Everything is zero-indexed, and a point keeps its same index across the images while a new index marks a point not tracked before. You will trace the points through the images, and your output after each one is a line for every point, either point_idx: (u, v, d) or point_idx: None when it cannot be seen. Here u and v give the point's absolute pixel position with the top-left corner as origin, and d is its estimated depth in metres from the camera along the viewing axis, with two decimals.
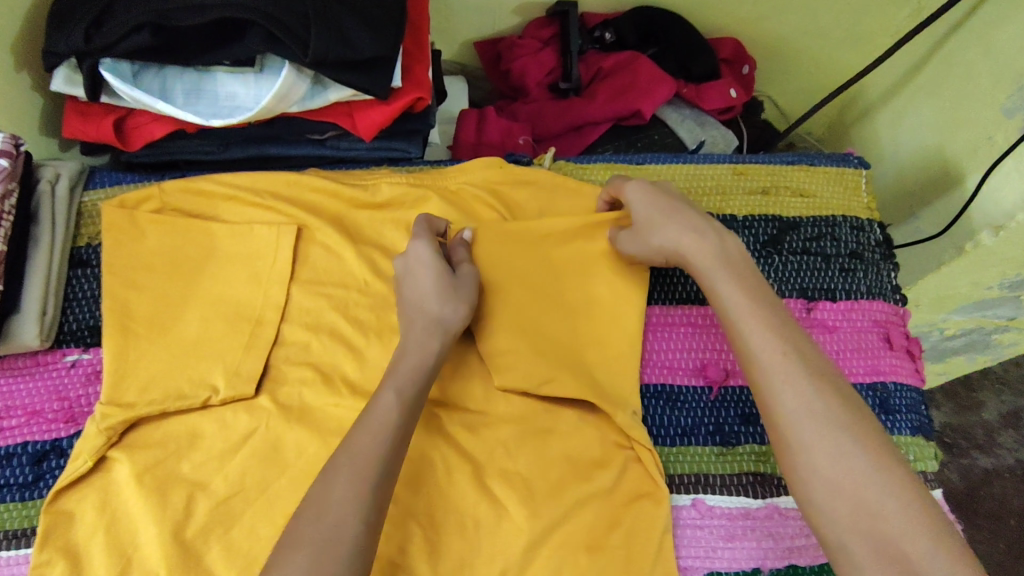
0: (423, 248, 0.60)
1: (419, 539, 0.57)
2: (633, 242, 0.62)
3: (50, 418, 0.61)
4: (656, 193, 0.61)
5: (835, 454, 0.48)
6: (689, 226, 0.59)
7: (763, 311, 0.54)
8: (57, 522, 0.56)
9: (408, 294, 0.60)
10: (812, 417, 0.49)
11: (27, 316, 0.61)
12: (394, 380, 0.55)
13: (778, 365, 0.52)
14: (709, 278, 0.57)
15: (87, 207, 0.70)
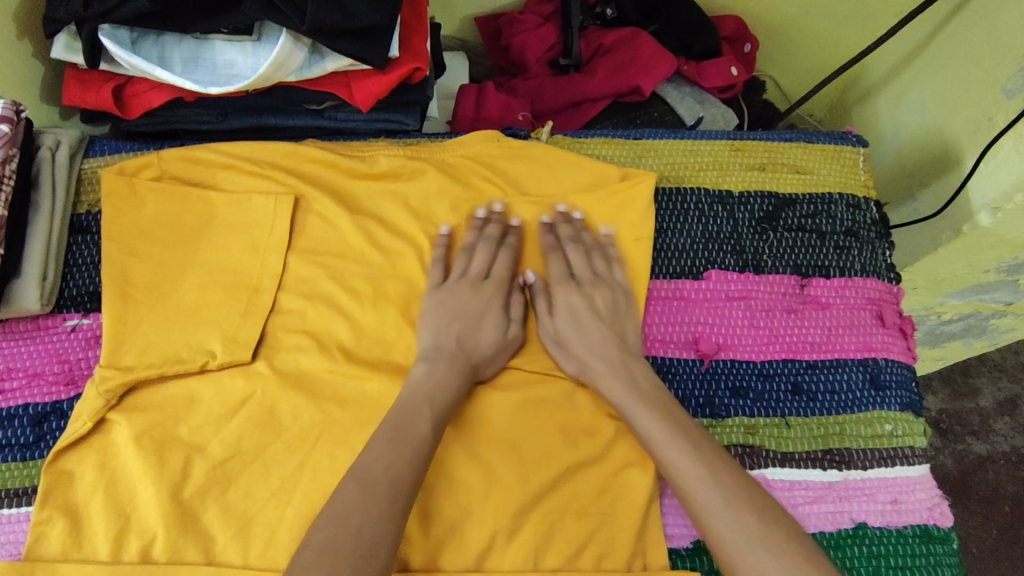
0: (496, 296, 0.66)
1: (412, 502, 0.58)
2: (553, 349, 0.64)
3: (51, 380, 0.62)
4: (571, 312, 0.65)
5: (757, 556, 0.47)
6: (597, 355, 0.62)
7: (676, 434, 0.55)
8: (58, 480, 0.58)
9: (462, 325, 0.64)
10: (738, 536, 0.49)
11: (28, 279, 0.62)
12: (436, 400, 0.58)
13: (695, 486, 0.52)
14: (624, 405, 0.59)
15: (87, 174, 0.70)
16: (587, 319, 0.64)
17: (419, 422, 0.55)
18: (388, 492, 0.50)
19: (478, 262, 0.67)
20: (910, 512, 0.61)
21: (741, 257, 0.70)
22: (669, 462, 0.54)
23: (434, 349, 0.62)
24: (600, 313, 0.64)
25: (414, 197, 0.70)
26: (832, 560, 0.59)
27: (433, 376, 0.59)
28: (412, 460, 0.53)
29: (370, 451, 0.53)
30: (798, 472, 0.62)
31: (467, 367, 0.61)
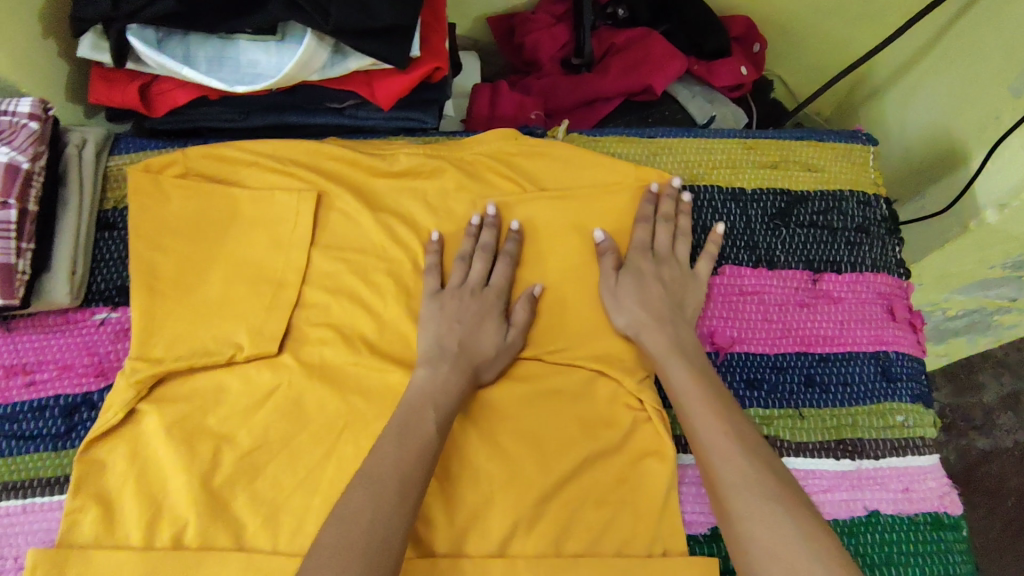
0: (495, 301, 0.66)
1: (436, 491, 0.60)
2: (610, 301, 0.66)
3: (82, 372, 0.63)
4: (633, 272, 0.67)
5: (761, 506, 0.50)
6: (652, 313, 0.64)
7: (707, 392, 0.58)
8: (90, 469, 0.59)
9: (463, 329, 0.64)
10: (747, 484, 0.52)
11: (58, 274, 0.63)
12: (440, 400, 0.58)
13: (712, 437, 0.55)
14: (663, 360, 0.62)
15: (113, 171, 0.71)
16: (650, 283, 0.66)
17: (425, 424, 0.56)
18: (400, 488, 0.51)
19: (475, 269, 0.67)
20: (921, 500, 0.63)
21: (755, 253, 0.71)
22: (692, 411, 0.58)
23: (432, 354, 0.62)
24: (663, 277, 0.67)
25: (434, 194, 0.71)
26: (845, 547, 0.61)
27: (435, 379, 0.60)
28: (418, 460, 0.53)
29: (376, 451, 0.54)
30: (812, 462, 0.63)
31: (470, 371, 0.62)
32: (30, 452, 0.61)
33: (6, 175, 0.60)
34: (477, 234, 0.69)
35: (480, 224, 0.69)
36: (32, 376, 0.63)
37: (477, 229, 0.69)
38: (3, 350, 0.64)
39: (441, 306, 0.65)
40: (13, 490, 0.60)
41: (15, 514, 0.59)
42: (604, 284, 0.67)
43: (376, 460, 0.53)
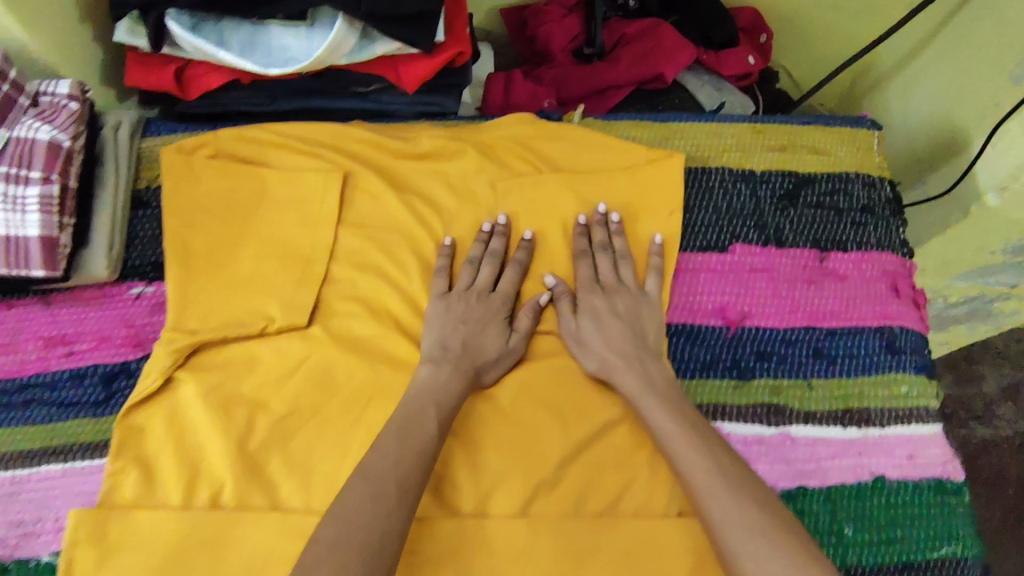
0: (501, 307, 0.68)
1: (461, 455, 0.63)
2: (575, 343, 0.67)
3: (119, 343, 0.66)
4: (591, 310, 0.68)
5: (750, 539, 0.52)
6: (617, 351, 0.65)
7: (683, 429, 0.59)
8: (130, 434, 0.62)
9: (468, 330, 0.66)
10: (736, 523, 0.53)
11: (96, 249, 0.66)
12: (440, 400, 0.61)
13: (695, 471, 0.57)
14: (638, 398, 0.63)
15: (145, 152, 0.74)
16: (609, 318, 0.67)
17: (426, 423, 0.58)
18: (399, 487, 0.54)
19: (482, 276, 0.69)
20: (925, 465, 0.66)
21: (764, 232, 0.74)
22: (673, 448, 0.59)
23: (436, 355, 0.64)
24: (620, 311, 0.67)
25: (455, 176, 0.74)
26: (849, 508, 0.63)
27: (438, 379, 0.62)
28: (418, 459, 0.56)
29: (378, 449, 0.56)
30: (820, 429, 0.66)
31: (471, 373, 0.64)
32: (70, 418, 0.63)
33: (49, 153, 0.62)
34: (489, 241, 0.71)
35: (492, 231, 0.71)
36: (72, 346, 0.66)
37: (489, 237, 0.71)
38: (43, 322, 0.67)
39: (448, 306, 0.67)
40: (54, 454, 0.62)
41: (56, 477, 0.62)
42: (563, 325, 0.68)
43: (374, 459, 0.55)
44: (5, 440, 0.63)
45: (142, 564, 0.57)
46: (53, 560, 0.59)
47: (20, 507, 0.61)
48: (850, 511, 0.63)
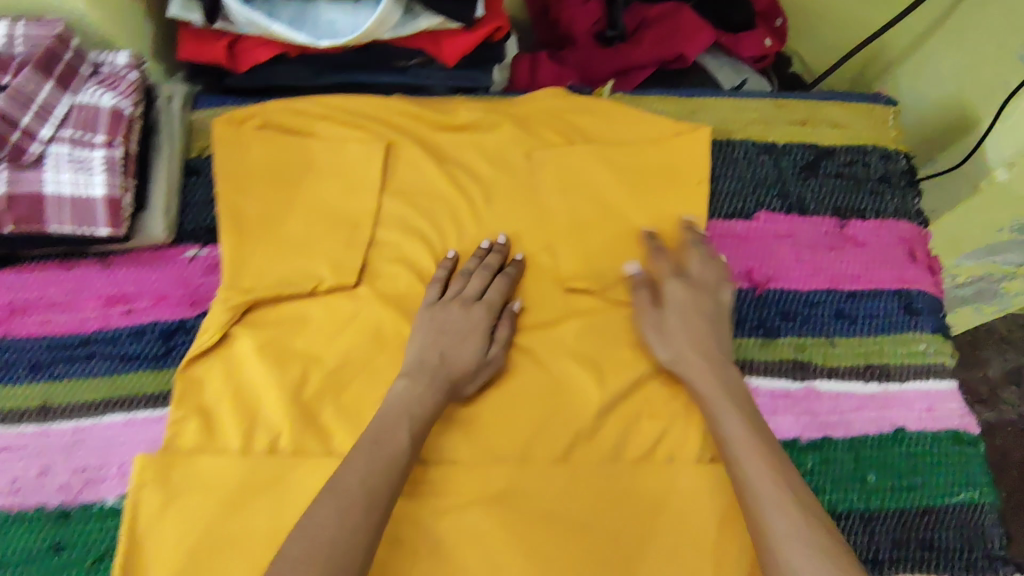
0: (484, 320, 0.67)
1: (504, 406, 0.66)
2: (653, 334, 0.67)
3: (176, 301, 0.69)
4: (678, 304, 0.68)
5: (811, 559, 0.51)
6: (697, 351, 0.66)
7: (755, 441, 0.59)
8: (190, 385, 0.65)
9: (448, 341, 0.65)
10: (798, 541, 0.52)
11: (155, 212, 0.69)
12: (411, 417, 0.60)
13: (762, 485, 0.56)
14: (712, 402, 0.63)
15: (196, 124, 0.77)
16: (693, 317, 0.67)
17: (398, 434, 0.58)
18: (365, 503, 0.53)
19: (470, 290, 0.68)
20: (943, 417, 0.69)
21: (787, 200, 0.77)
22: (742, 458, 0.58)
23: (412, 368, 0.63)
24: (706, 310, 0.68)
25: (492, 146, 0.77)
26: (871, 456, 0.67)
27: (414, 392, 0.61)
28: (388, 474, 0.56)
29: (348, 464, 0.55)
30: (843, 384, 0.70)
31: (447, 386, 0.63)
32: (133, 371, 0.67)
33: (111, 119, 0.66)
34: (483, 257, 0.70)
35: (489, 247, 0.71)
36: (131, 304, 0.69)
37: (484, 253, 0.71)
38: (101, 282, 0.70)
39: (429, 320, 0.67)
40: (116, 405, 0.66)
41: (119, 426, 0.65)
42: (643, 315, 0.69)
43: (344, 474, 0.55)
44: (68, 393, 0.66)
45: (206, 505, 0.61)
46: (117, 504, 0.62)
47: (83, 455, 0.64)
48: (872, 459, 0.67)
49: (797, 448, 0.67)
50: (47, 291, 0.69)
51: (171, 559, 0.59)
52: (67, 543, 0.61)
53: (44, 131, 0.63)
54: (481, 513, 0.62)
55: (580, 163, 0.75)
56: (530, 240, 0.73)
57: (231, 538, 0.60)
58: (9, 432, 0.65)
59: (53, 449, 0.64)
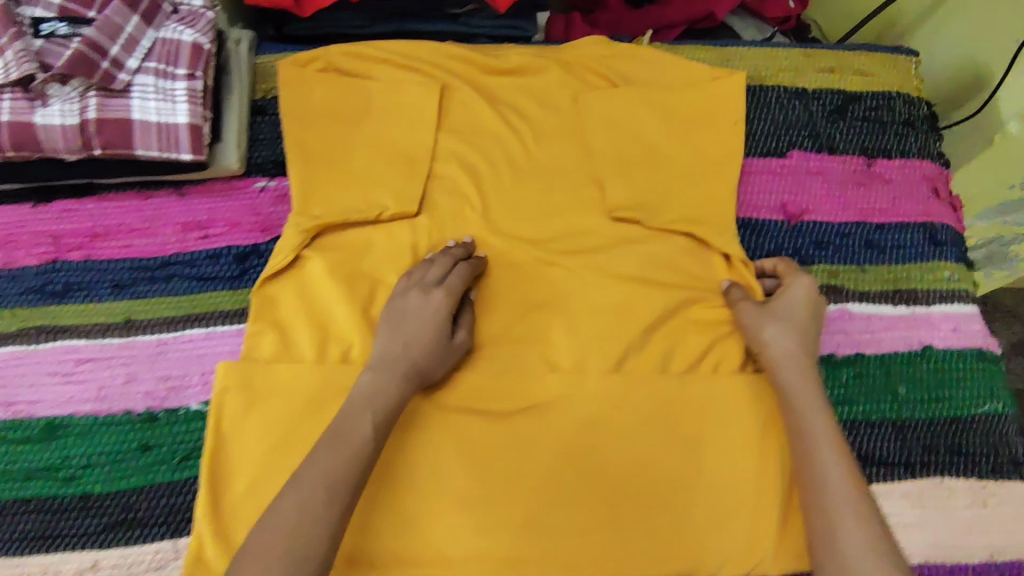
0: (443, 303, 0.66)
1: (559, 323, 0.71)
2: (755, 316, 0.69)
3: (249, 228, 0.74)
4: (790, 303, 0.69)
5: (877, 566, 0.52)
6: (794, 343, 0.66)
7: (836, 441, 0.60)
8: (265, 303, 0.70)
9: (410, 329, 0.64)
10: (864, 542, 0.54)
11: (229, 144, 0.74)
12: (370, 409, 0.59)
13: (841, 488, 0.57)
14: (795, 393, 0.64)
15: (261, 68, 0.81)
16: (800, 318, 0.68)
17: (360, 427, 0.58)
18: (327, 493, 0.54)
19: (431, 274, 0.68)
20: (968, 337, 0.74)
21: (817, 141, 0.82)
22: (825, 457, 0.59)
23: (374, 360, 0.63)
24: (812, 316, 0.69)
25: (540, 88, 0.81)
26: (901, 371, 0.72)
27: (378, 382, 0.61)
28: (349, 464, 0.56)
29: (309, 461, 0.56)
30: (873, 306, 0.74)
31: (410, 372, 0.63)
32: (211, 291, 0.71)
33: (192, 52, 0.70)
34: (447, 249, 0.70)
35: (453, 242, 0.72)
36: (207, 231, 0.73)
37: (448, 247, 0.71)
38: (178, 210, 0.74)
39: (393, 312, 0.66)
40: (196, 320, 0.70)
41: (199, 339, 0.69)
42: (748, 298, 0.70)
43: (308, 471, 0.55)
44: (150, 309, 0.70)
45: (286, 408, 0.65)
46: (201, 408, 0.67)
47: (167, 365, 0.68)
48: (902, 374, 0.72)
49: (832, 362, 0.72)
50: (127, 218, 0.74)
51: (255, 456, 0.64)
52: (156, 442, 0.66)
53: (130, 61, 0.68)
54: (539, 417, 0.66)
55: (626, 103, 0.80)
56: (579, 174, 0.78)
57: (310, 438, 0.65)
58: (95, 344, 0.69)
59: (137, 359, 0.68)
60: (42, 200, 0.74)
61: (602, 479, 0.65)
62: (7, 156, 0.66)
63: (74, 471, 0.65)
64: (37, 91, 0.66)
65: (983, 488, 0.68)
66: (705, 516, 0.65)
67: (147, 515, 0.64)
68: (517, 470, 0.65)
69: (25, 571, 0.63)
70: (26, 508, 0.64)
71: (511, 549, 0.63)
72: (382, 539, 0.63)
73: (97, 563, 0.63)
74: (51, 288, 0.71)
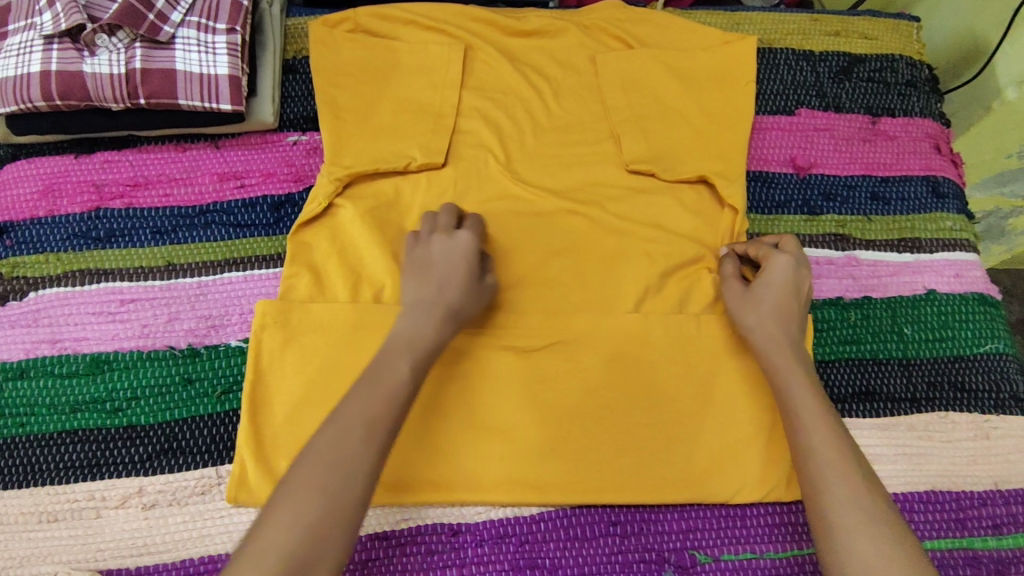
0: (469, 245, 0.67)
1: (580, 266, 0.74)
2: (739, 300, 0.68)
3: (283, 178, 0.77)
4: (772, 279, 0.67)
5: (862, 522, 0.52)
6: (777, 323, 0.65)
7: (822, 412, 0.59)
8: (300, 247, 0.73)
9: (440, 271, 0.65)
10: (853, 508, 0.53)
11: (264, 99, 0.77)
12: (412, 349, 0.60)
13: (825, 450, 0.57)
14: (780, 371, 0.63)
15: (292, 29, 0.85)
16: (783, 294, 0.67)
17: (399, 366, 0.58)
18: (366, 427, 0.54)
19: (446, 226, 0.69)
20: (970, 282, 0.77)
21: (824, 100, 0.85)
22: (807, 423, 0.59)
23: (412, 303, 0.63)
24: (796, 292, 0.67)
25: (559, 50, 0.85)
26: (907, 313, 0.75)
27: (416, 323, 0.62)
28: (388, 400, 0.56)
29: (351, 396, 0.56)
30: (879, 253, 0.78)
31: (446, 314, 0.63)
32: (248, 236, 0.75)
33: (231, 8, 0.75)
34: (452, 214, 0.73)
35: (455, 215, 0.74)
36: (243, 181, 0.77)
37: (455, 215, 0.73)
38: (214, 161, 0.78)
39: (419, 256, 0.67)
40: (234, 264, 0.74)
41: (238, 282, 0.73)
42: (733, 284, 0.70)
43: (348, 405, 0.55)
44: (190, 253, 0.74)
45: (322, 343, 0.68)
46: (240, 345, 0.70)
47: (207, 304, 0.72)
48: (908, 316, 0.75)
49: (841, 305, 0.75)
50: (166, 169, 0.77)
51: (294, 388, 0.67)
52: (199, 376, 0.69)
53: (175, 15, 0.73)
54: (565, 351, 0.69)
55: (642, 61, 0.83)
56: (597, 129, 0.81)
57: (346, 372, 0.67)
58: (138, 286, 0.72)
59: (179, 300, 0.72)
60: (84, 152, 0.78)
61: (624, 409, 0.68)
62: (55, 105, 0.72)
63: (119, 404, 0.68)
64: (86, 41, 0.72)
65: (986, 422, 0.72)
66: (723, 444, 0.68)
67: (190, 444, 0.67)
68: (544, 401, 0.68)
69: (72, 497, 0.66)
70: (72, 438, 0.67)
71: (538, 474, 0.66)
72: (415, 464, 0.66)
73: (142, 489, 0.66)
74: (94, 235, 0.74)
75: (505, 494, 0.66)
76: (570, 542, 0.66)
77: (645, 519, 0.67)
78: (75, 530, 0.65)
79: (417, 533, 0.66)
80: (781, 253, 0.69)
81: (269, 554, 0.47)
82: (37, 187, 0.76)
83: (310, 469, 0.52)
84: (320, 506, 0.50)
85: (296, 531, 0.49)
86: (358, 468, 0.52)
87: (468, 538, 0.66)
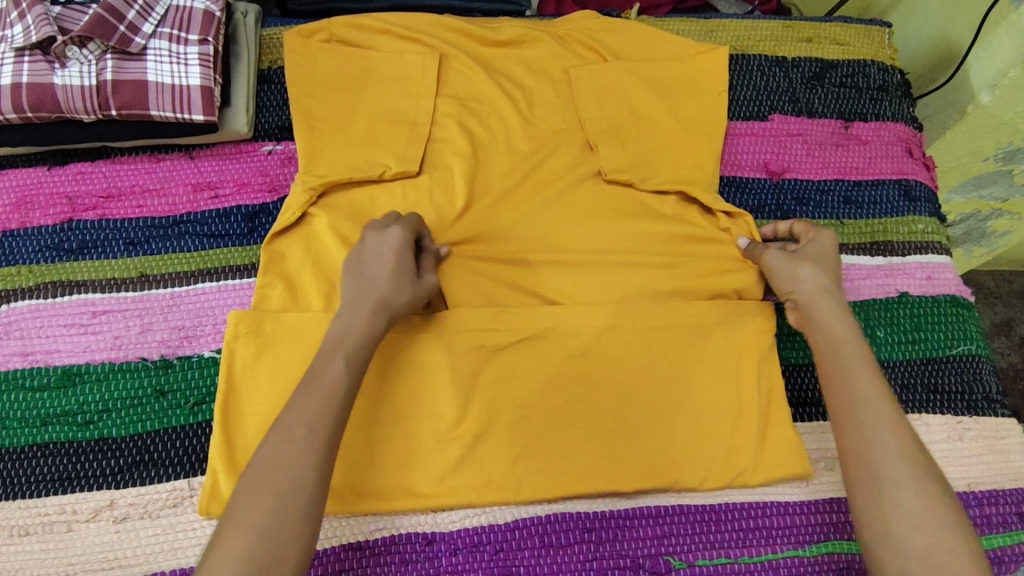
0: (399, 238, 0.66)
1: (554, 274, 0.74)
2: (782, 263, 0.69)
3: (257, 188, 0.78)
4: (819, 249, 0.69)
5: (908, 476, 0.54)
6: (824, 281, 0.67)
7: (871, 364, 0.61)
8: (274, 258, 0.73)
9: (370, 266, 0.65)
10: (899, 456, 0.55)
11: (237, 109, 0.77)
12: (349, 348, 0.60)
13: (875, 403, 0.58)
14: (827, 327, 0.64)
15: (268, 40, 0.85)
16: (830, 262, 0.69)
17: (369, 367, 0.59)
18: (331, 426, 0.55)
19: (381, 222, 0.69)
20: (942, 285, 0.78)
21: (798, 105, 0.86)
22: (860, 378, 0.60)
23: (342, 305, 0.63)
24: (838, 265, 0.69)
25: (534, 59, 0.85)
26: (881, 315, 0.76)
27: (348, 322, 0.61)
28: None
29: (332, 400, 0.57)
30: (852, 257, 0.79)
31: (375, 306, 0.63)
32: (223, 247, 0.75)
33: (204, 20, 0.75)
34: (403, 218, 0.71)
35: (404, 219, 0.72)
36: (218, 191, 0.77)
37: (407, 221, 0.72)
38: (189, 171, 0.78)
39: (355, 261, 0.66)
40: (209, 274, 0.74)
41: (211, 292, 0.73)
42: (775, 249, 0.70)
43: (320, 409, 0.56)
44: (163, 264, 0.74)
45: (295, 353, 0.68)
46: (213, 355, 0.70)
47: (180, 315, 0.72)
48: (881, 318, 0.76)
49: None
50: (140, 180, 0.77)
51: (266, 399, 0.66)
52: (171, 387, 0.69)
53: (146, 26, 0.73)
54: (541, 358, 0.69)
55: (616, 69, 0.83)
56: (571, 136, 0.81)
57: None
58: (110, 297, 0.72)
59: (151, 311, 0.72)
60: (57, 163, 0.78)
61: (599, 415, 0.68)
62: (25, 117, 0.72)
63: (90, 416, 0.68)
64: (56, 53, 0.71)
65: (959, 423, 0.72)
66: (698, 450, 0.68)
67: (162, 455, 0.67)
68: (519, 410, 0.67)
69: (41, 512, 0.65)
70: (42, 451, 0.67)
71: (513, 483, 0.66)
72: (390, 473, 0.66)
73: (113, 502, 0.65)
74: (67, 246, 0.74)
75: (480, 501, 0.66)
76: (544, 549, 0.66)
77: (620, 526, 0.67)
78: (46, 544, 0.64)
79: (391, 543, 0.66)
80: (824, 232, 0.72)
81: (233, 556, 0.48)
82: (9, 200, 0.76)
83: (259, 476, 0.53)
84: (273, 509, 0.51)
85: (252, 534, 0.50)
86: (309, 469, 0.53)
87: (442, 546, 0.66)
